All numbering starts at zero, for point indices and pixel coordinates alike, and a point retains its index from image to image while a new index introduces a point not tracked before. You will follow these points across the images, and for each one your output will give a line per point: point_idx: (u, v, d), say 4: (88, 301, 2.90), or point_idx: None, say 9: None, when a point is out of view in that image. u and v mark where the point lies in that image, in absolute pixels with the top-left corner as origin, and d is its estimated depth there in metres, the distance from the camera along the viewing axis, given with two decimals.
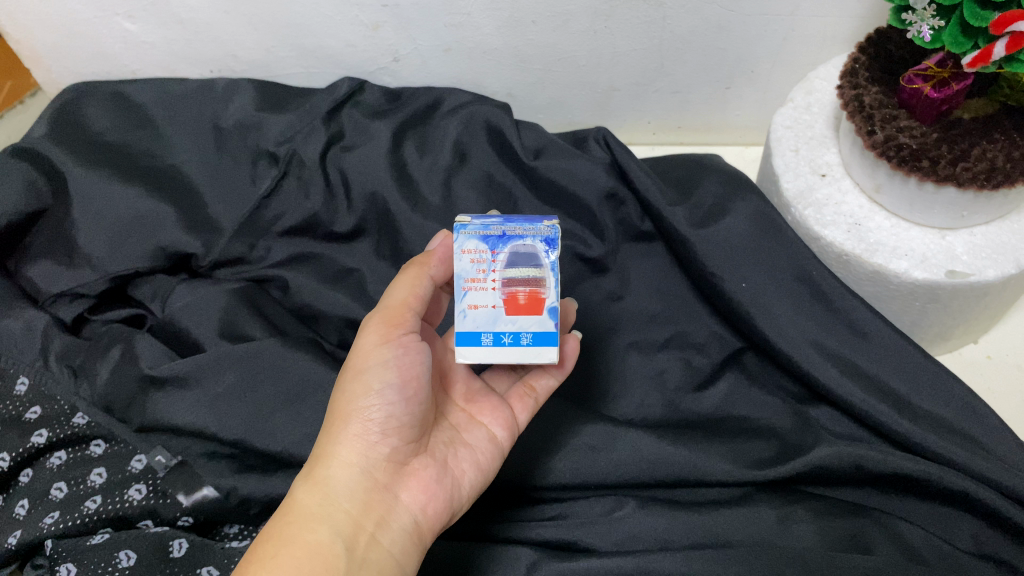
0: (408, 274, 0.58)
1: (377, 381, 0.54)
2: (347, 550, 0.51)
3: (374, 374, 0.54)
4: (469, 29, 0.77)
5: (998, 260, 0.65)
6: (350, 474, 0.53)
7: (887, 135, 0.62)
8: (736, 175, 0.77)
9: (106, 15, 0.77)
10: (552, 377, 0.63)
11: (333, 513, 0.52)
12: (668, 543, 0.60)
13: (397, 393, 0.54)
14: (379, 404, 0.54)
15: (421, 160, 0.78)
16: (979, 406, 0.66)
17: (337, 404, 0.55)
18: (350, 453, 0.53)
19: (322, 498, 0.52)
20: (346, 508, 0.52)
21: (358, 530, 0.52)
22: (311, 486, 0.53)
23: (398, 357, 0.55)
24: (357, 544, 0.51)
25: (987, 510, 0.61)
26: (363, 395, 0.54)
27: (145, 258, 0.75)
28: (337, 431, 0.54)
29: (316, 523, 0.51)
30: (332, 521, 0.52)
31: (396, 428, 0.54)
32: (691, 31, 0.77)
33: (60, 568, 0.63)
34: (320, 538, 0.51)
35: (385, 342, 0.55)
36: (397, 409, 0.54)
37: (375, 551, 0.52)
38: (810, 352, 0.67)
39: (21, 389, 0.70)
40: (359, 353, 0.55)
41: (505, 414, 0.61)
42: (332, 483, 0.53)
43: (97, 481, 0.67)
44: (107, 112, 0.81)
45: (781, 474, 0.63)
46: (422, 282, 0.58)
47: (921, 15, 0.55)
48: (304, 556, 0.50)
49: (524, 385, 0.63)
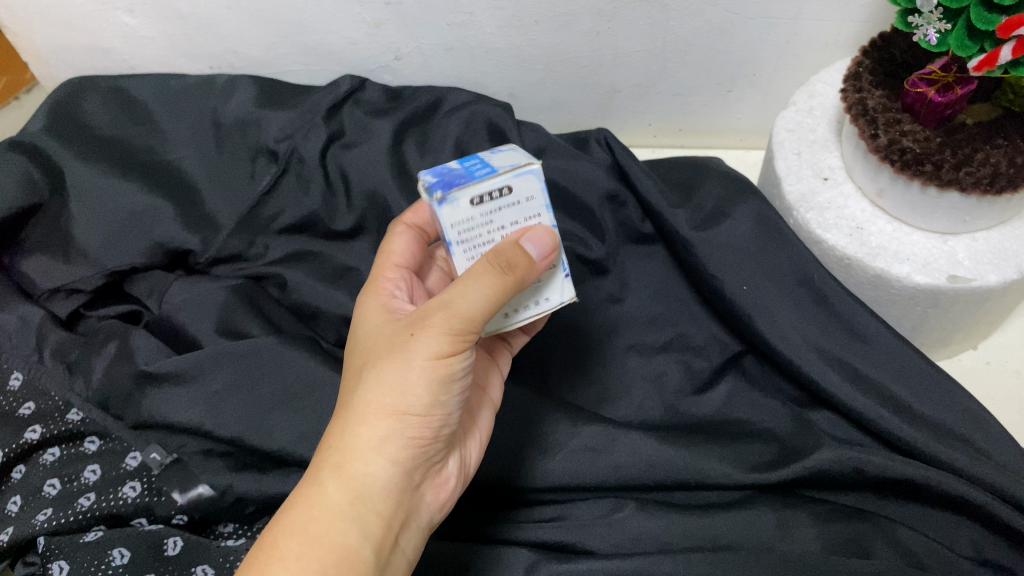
0: (500, 287, 0.47)
1: (442, 394, 0.51)
2: (377, 554, 0.49)
3: (439, 385, 0.50)
4: (471, 28, 0.76)
5: (999, 266, 0.65)
6: (388, 475, 0.50)
7: (891, 139, 0.62)
8: (738, 177, 0.77)
9: (105, 9, 0.77)
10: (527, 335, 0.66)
11: (363, 514, 0.49)
12: (668, 546, 0.60)
13: (453, 405, 0.52)
14: (437, 413, 0.51)
15: (421, 159, 0.78)
16: (979, 411, 0.66)
17: (385, 395, 0.50)
18: (393, 454, 0.50)
19: (355, 498, 0.49)
20: (379, 510, 0.49)
21: (387, 533, 0.50)
22: (343, 483, 0.49)
23: (465, 367, 0.51)
24: (385, 546, 0.50)
25: (988, 517, 0.61)
26: (423, 402, 0.50)
27: (142, 253, 0.74)
28: (381, 427, 0.50)
29: (349, 524, 0.48)
30: (362, 523, 0.49)
31: (441, 436, 0.52)
32: (694, 32, 0.77)
33: (52, 567, 0.61)
34: (351, 541, 0.48)
35: (457, 353, 0.50)
36: (448, 414, 0.52)
37: (395, 552, 0.51)
38: (811, 356, 0.67)
39: (14, 385, 0.69)
40: (420, 353, 0.49)
41: (501, 378, 0.64)
42: (368, 484, 0.49)
43: (90, 478, 0.66)
44: (105, 106, 0.80)
45: (782, 478, 0.63)
46: (503, 301, 0.49)
47: (928, 18, 0.56)
48: (334, 560, 0.47)
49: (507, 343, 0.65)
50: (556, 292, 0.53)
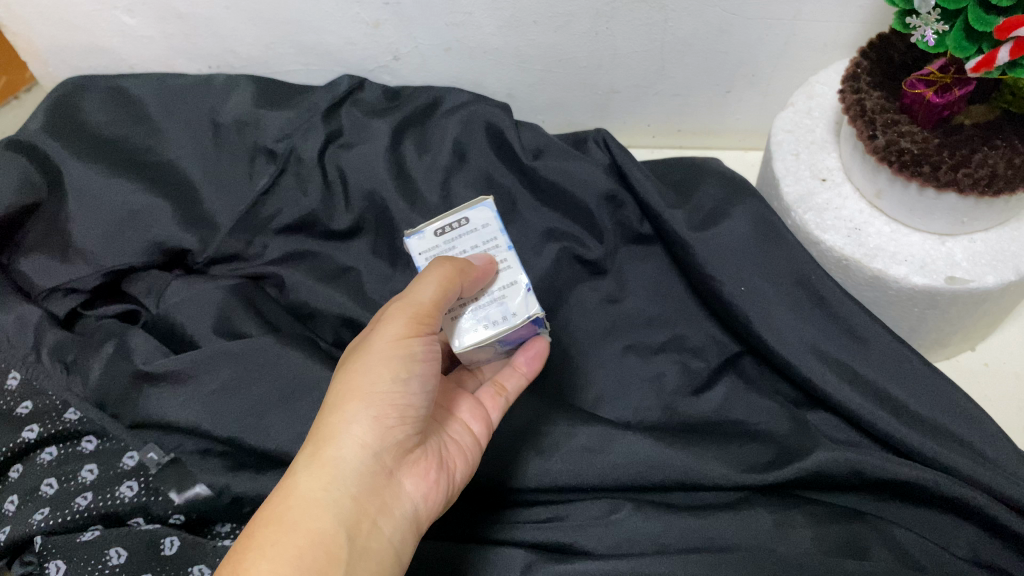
0: (437, 273, 0.52)
1: (403, 371, 0.52)
2: (351, 538, 0.49)
3: (400, 365, 0.52)
4: (469, 29, 0.76)
5: (998, 267, 0.65)
6: (359, 457, 0.51)
7: (888, 139, 0.62)
8: (737, 177, 0.76)
9: (103, 8, 0.77)
10: (521, 377, 0.64)
11: (337, 498, 0.49)
12: (665, 547, 0.60)
13: (418, 385, 0.53)
14: (402, 391, 0.52)
15: (420, 159, 0.78)
16: (976, 412, 0.66)
17: (350, 382, 0.52)
18: (362, 437, 0.51)
19: (328, 483, 0.49)
20: (352, 493, 0.50)
21: (362, 518, 0.50)
22: (315, 470, 0.50)
23: (426, 349, 0.54)
24: (360, 531, 0.49)
25: (985, 519, 0.61)
26: (386, 383, 0.52)
27: (140, 253, 0.74)
28: (349, 411, 0.51)
29: (321, 509, 0.49)
30: (335, 507, 0.49)
31: (412, 418, 0.53)
32: (693, 33, 0.77)
33: (50, 566, 0.62)
34: (324, 526, 0.48)
35: (413, 336, 0.53)
36: (416, 397, 0.53)
37: (375, 540, 0.50)
38: (809, 357, 0.67)
39: (11, 384, 0.69)
40: (379, 341, 0.53)
41: (481, 412, 0.62)
42: (339, 468, 0.50)
43: (87, 478, 0.66)
44: (103, 105, 0.80)
45: (779, 479, 0.63)
46: (455, 288, 0.53)
47: (926, 18, 0.55)
48: (307, 546, 0.47)
49: (496, 386, 0.64)
50: (519, 302, 0.56)
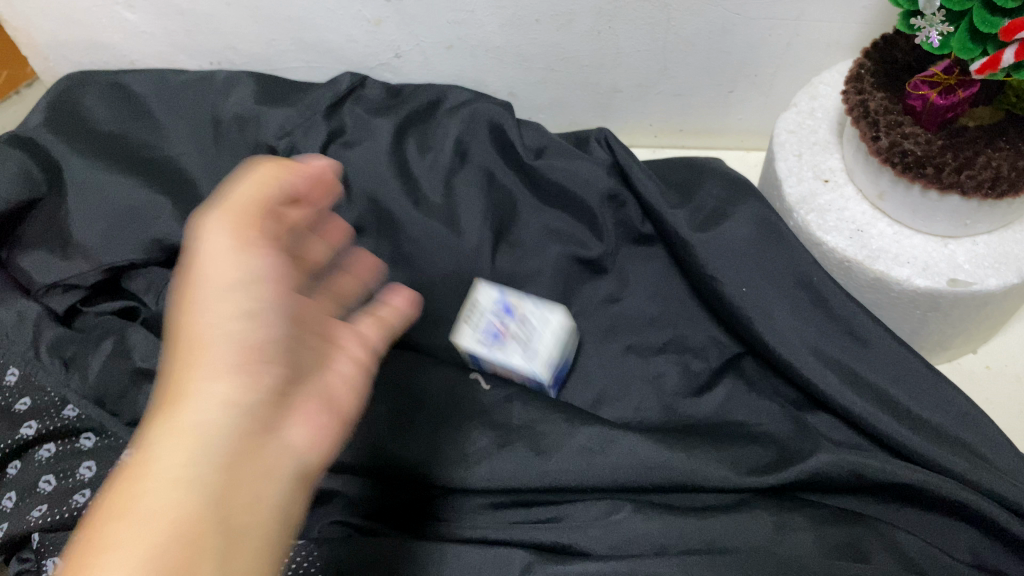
0: (270, 165, 0.49)
1: (246, 298, 0.46)
2: (217, 506, 0.40)
3: (237, 295, 0.46)
4: (471, 27, 0.76)
5: (1000, 269, 0.65)
6: (218, 411, 0.42)
7: (892, 141, 0.61)
8: (738, 177, 0.76)
9: (104, 4, 0.76)
10: (389, 312, 0.59)
11: (198, 463, 0.41)
12: (665, 548, 0.60)
13: (271, 312, 0.47)
14: (240, 325, 0.45)
15: (421, 157, 0.78)
16: (977, 415, 0.65)
17: (190, 330, 0.45)
18: (210, 387, 0.43)
19: (184, 449, 0.41)
20: (213, 453, 0.41)
21: (231, 480, 0.41)
22: (167, 438, 0.41)
23: (265, 267, 0.47)
24: (228, 496, 0.40)
25: (986, 522, 0.61)
26: (223, 319, 0.45)
27: (140, 249, 0.74)
28: (195, 362, 0.44)
29: (179, 479, 0.39)
30: (195, 473, 0.40)
31: (256, 352, 0.45)
32: (695, 33, 0.76)
33: (47, 563, 0.61)
34: (185, 498, 0.39)
35: (243, 251, 0.46)
36: (269, 330, 0.46)
37: (254, 504, 0.41)
38: (810, 359, 0.67)
39: (10, 380, 0.69)
40: (208, 265, 0.46)
41: (356, 336, 0.53)
42: (200, 435, 0.42)
43: (86, 475, 0.65)
44: (104, 101, 0.79)
45: (779, 482, 0.63)
46: (282, 182, 0.50)
47: (931, 20, 0.55)
48: (164, 526, 0.37)
49: (372, 316, 0.57)
50: (553, 329, 0.69)
